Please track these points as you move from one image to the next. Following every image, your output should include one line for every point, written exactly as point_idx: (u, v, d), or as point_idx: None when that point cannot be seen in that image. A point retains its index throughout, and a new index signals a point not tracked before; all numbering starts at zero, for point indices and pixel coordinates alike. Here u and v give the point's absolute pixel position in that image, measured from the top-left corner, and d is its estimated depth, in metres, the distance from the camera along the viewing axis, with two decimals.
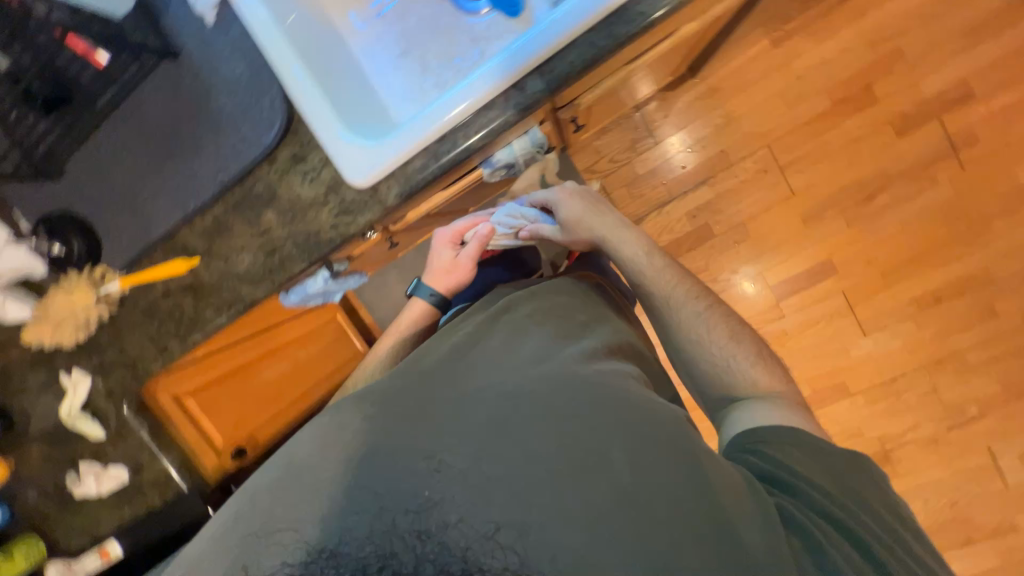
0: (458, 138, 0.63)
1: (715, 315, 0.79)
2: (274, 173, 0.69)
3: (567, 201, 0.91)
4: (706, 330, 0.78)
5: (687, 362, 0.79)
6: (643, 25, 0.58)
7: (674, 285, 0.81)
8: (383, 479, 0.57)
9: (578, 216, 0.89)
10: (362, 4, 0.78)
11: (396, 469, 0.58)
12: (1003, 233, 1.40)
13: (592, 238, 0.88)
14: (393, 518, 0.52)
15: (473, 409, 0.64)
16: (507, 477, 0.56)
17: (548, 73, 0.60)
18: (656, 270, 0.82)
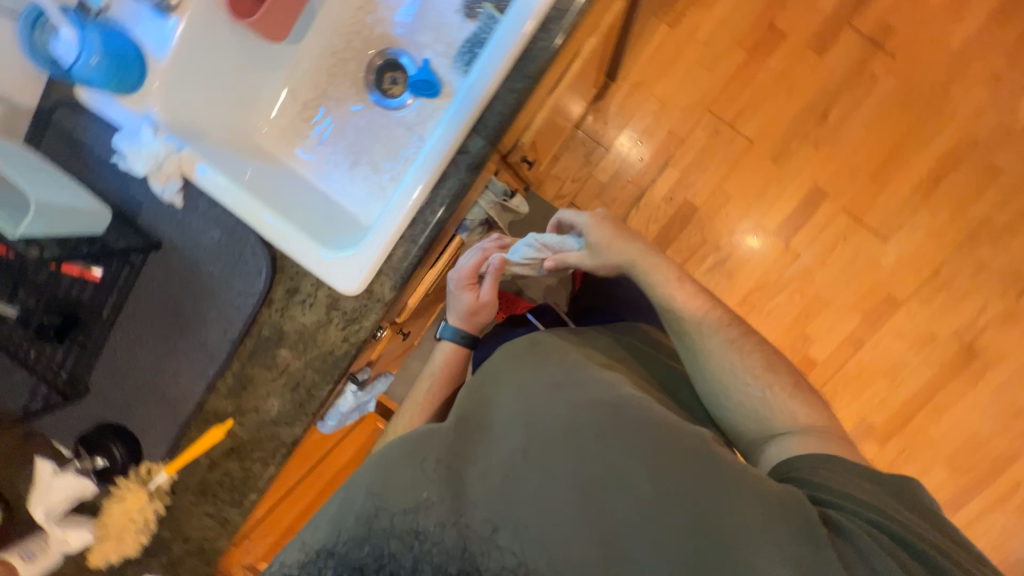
0: (428, 217, 0.67)
1: (749, 345, 0.83)
2: (276, 313, 0.72)
3: (597, 227, 0.89)
4: (738, 356, 0.81)
5: (718, 384, 0.81)
6: (547, 58, 0.62)
7: (707, 313, 0.84)
8: (395, 490, 0.66)
9: (617, 245, 0.87)
10: (304, 138, 0.85)
11: (408, 477, 0.67)
12: (965, 96, 1.40)
13: (622, 266, 0.88)
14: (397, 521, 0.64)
15: (508, 441, 0.69)
16: (521, 499, 0.64)
17: (484, 129, 0.63)
18: (683, 300, 0.85)
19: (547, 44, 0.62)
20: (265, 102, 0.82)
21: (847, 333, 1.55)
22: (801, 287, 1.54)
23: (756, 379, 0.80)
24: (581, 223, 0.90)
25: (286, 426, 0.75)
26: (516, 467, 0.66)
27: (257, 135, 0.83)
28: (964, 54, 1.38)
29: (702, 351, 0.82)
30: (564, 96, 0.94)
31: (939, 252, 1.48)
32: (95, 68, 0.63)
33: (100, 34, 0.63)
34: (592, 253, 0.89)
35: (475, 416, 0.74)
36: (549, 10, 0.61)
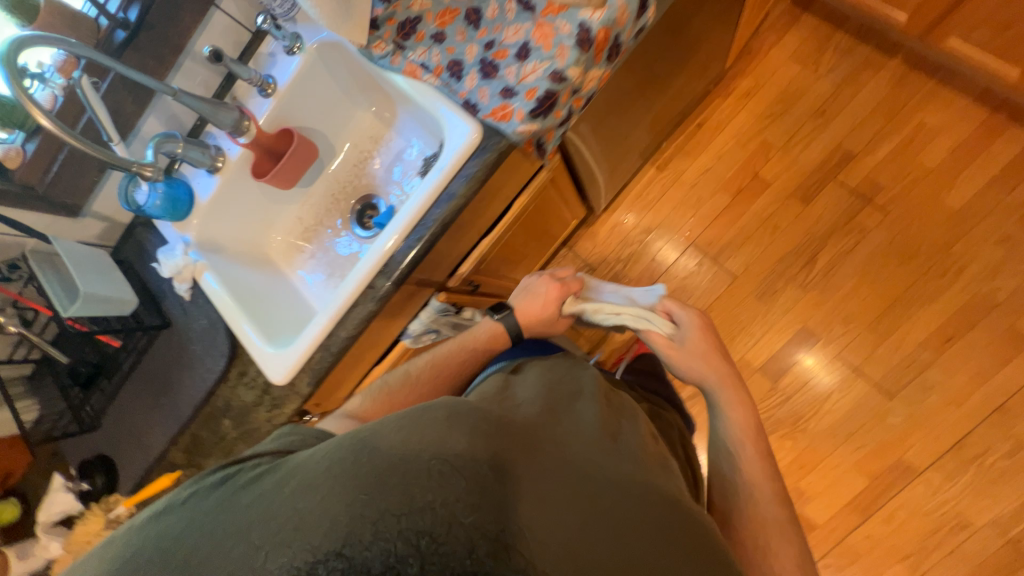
0: (339, 332, 0.84)
1: (792, 534, 0.73)
2: (229, 388, 0.92)
3: (696, 329, 0.89)
4: (780, 543, 0.72)
5: (741, 538, 0.73)
6: (436, 225, 0.79)
7: (765, 481, 0.77)
8: (410, 487, 0.50)
9: (707, 359, 0.87)
10: (302, 254, 1.12)
11: (449, 471, 0.52)
12: (971, 255, 1.32)
13: (700, 378, 0.87)
14: (407, 527, 0.48)
15: (580, 481, 0.55)
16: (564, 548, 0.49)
17: (387, 272, 0.81)
18: (745, 447, 0.80)
19: (436, 217, 0.78)
20: (278, 226, 1.11)
21: (854, 497, 1.35)
22: (792, 433, 1.42)
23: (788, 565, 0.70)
24: (681, 316, 0.91)
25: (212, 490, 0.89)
26: (562, 511, 0.52)
27: (269, 248, 1.11)
28: (967, 215, 1.33)
29: (743, 509, 0.75)
30: (509, 235, 1.10)
31: (961, 420, 1.30)
32: (158, 208, 0.91)
33: (165, 187, 0.92)
34: (677, 347, 0.89)
35: (518, 427, 0.59)
36: (440, 192, 0.78)
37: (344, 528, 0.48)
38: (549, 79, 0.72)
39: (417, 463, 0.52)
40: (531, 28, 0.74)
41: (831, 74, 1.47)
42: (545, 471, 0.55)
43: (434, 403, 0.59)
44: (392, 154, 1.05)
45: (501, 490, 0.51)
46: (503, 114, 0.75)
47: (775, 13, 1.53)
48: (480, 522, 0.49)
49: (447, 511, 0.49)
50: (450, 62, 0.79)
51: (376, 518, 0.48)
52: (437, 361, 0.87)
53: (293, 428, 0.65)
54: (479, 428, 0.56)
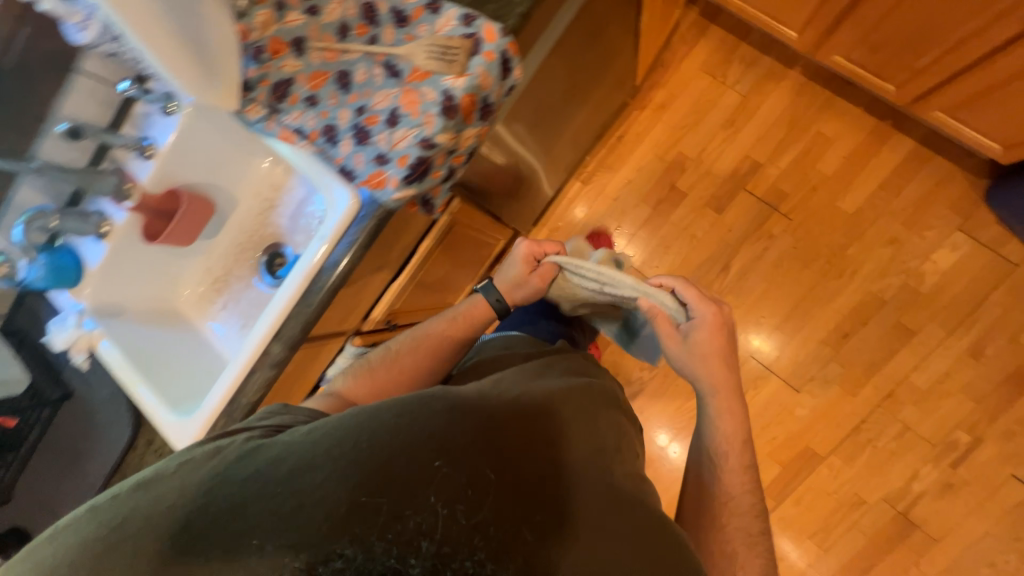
0: (240, 398, 0.84)
1: (757, 537, 0.79)
2: (138, 457, 0.91)
3: (703, 324, 0.84)
4: (744, 552, 0.77)
5: (705, 532, 0.80)
6: (325, 292, 0.80)
7: (741, 485, 0.82)
8: (409, 489, 0.57)
9: (708, 366, 0.84)
10: (212, 305, 1.10)
11: (450, 472, 0.59)
12: (863, 257, 1.43)
13: (695, 381, 0.86)
14: (407, 527, 0.56)
15: (567, 468, 0.64)
16: (541, 530, 0.59)
17: (281, 337, 0.82)
18: (728, 456, 0.84)
19: (324, 283, 0.80)
20: (185, 279, 1.09)
21: (769, 484, 1.47)
22: None
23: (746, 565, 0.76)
24: (697, 312, 0.84)
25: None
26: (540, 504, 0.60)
27: (179, 301, 1.09)
28: (859, 219, 1.44)
29: (717, 510, 0.81)
30: (421, 273, 1.12)
31: (857, 409, 1.42)
32: (41, 279, 0.89)
33: (46, 258, 0.89)
34: (681, 345, 0.85)
35: (512, 422, 0.65)
36: (325, 260, 0.79)
37: (350, 526, 0.55)
38: (419, 146, 0.74)
39: (419, 464, 0.58)
40: (399, 94, 0.74)
41: (737, 85, 1.53)
42: (530, 466, 0.62)
43: (435, 397, 0.64)
44: (295, 201, 1.04)
45: (491, 488, 0.59)
46: (378, 181, 0.75)
47: (685, 25, 1.56)
48: (468, 520, 0.57)
49: (444, 509, 0.57)
50: (325, 127, 0.78)
51: (380, 517, 0.56)
52: (424, 337, 0.92)
53: (284, 408, 0.70)
54: (475, 427, 0.62)
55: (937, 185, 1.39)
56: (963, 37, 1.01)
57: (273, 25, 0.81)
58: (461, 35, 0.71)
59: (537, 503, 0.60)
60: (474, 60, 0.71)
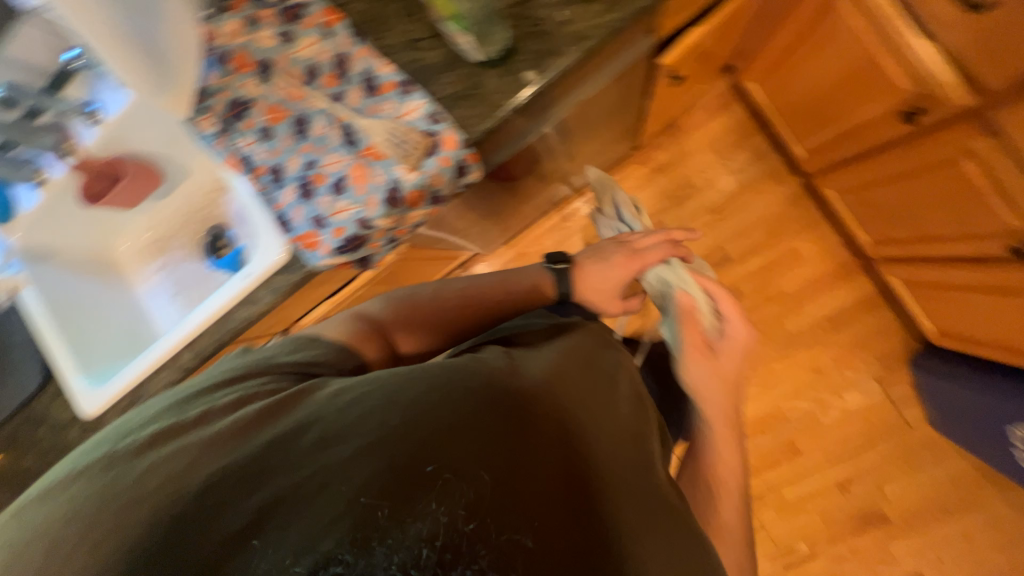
0: (148, 389, 0.91)
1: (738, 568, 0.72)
2: (44, 403, 0.95)
3: (732, 333, 0.82)
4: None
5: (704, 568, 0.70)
6: (240, 323, 0.83)
7: (735, 513, 0.74)
8: (420, 491, 0.45)
9: (727, 388, 0.79)
10: (150, 264, 1.10)
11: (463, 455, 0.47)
12: (784, 373, 1.51)
13: (697, 396, 0.79)
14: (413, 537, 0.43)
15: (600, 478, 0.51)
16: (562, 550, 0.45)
17: (194, 347, 0.87)
18: (728, 486, 0.75)
19: (241, 315, 0.83)
20: (127, 233, 1.09)
21: None
22: None
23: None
24: (732, 328, 0.82)
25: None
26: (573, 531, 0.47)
27: (117, 252, 1.09)
28: (795, 339, 1.50)
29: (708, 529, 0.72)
30: (363, 293, 1.13)
31: None
32: None
33: None
34: (707, 354, 0.80)
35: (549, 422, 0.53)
36: (246, 294, 0.81)
37: (344, 522, 0.44)
38: (356, 224, 0.73)
39: (427, 458, 0.47)
40: (349, 164, 0.73)
41: (738, 174, 1.51)
42: (558, 479, 0.49)
43: (449, 375, 0.54)
44: None
45: (503, 500, 0.46)
46: (311, 242, 0.76)
47: (710, 96, 1.51)
48: (487, 535, 0.44)
49: (451, 520, 0.44)
50: (273, 168, 0.77)
51: (377, 520, 0.44)
52: (479, 290, 0.82)
53: (309, 343, 0.63)
54: (488, 417, 0.51)
55: (874, 333, 1.46)
56: (927, 234, 1.02)
57: (242, 37, 0.76)
58: (423, 131, 0.69)
59: (564, 526, 0.46)
60: (429, 160, 0.69)
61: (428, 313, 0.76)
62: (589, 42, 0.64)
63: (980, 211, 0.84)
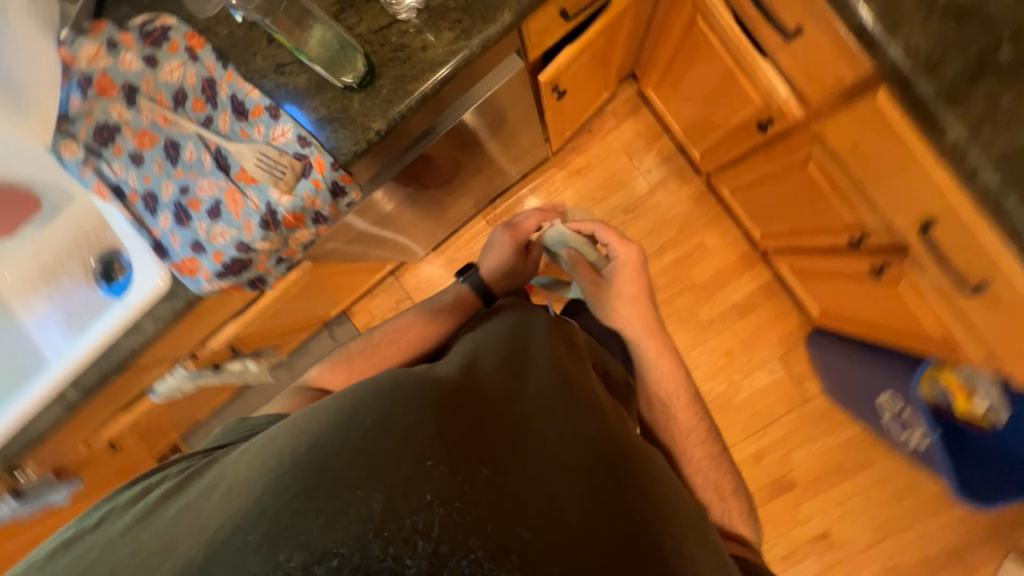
0: (29, 428, 0.87)
1: (718, 461, 0.80)
2: None
3: (620, 256, 0.87)
4: (710, 470, 0.79)
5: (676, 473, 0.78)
6: (126, 355, 0.82)
7: (694, 417, 0.82)
8: (412, 485, 0.42)
9: (625, 305, 0.85)
10: (35, 293, 1.04)
11: (427, 442, 0.46)
12: (701, 359, 1.62)
13: (622, 325, 0.85)
14: (411, 526, 0.39)
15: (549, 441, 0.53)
16: (552, 518, 0.44)
17: (77, 383, 0.84)
18: (672, 392, 0.83)
19: (127, 347, 0.81)
20: (9, 263, 1.04)
21: None
22: None
23: (720, 486, 0.77)
24: (616, 250, 0.87)
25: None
26: (572, 507, 0.46)
27: (1, 284, 1.04)
28: (708, 326, 1.61)
29: (677, 439, 0.81)
30: (275, 309, 1.12)
31: None
32: None
33: None
34: (605, 288, 0.86)
35: (495, 410, 0.54)
36: (128, 325, 0.80)
37: (334, 531, 0.39)
38: (235, 247, 0.74)
39: (411, 455, 0.44)
40: (223, 188, 0.73)
41: (649, 174, 1.60)
42: (524, 454, 0.50)
43: (404, 384, 0.53)
44: None
45: (496, 483, 0.45)
46: (191, 268, 0.75)
47: (619, 101, 1.58)
48: (492, 511, 0.42)
49: (446, 509, 0.41)
50: (146, 194, 0.75)
51: (373, 515, 0.40)
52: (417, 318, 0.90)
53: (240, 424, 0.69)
54: (439, 410, 0.50)
55: (776, 315, 1.59)
56: (797, 227, 1.12)
57: (104, 62, 0.74)
58: (294, 154, 0.70)
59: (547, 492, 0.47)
60: (302, 182, 0.71)
61: (364, 362, 0.84)
62: (447, 68, 0.67)
63: (825, 208, 0.94)
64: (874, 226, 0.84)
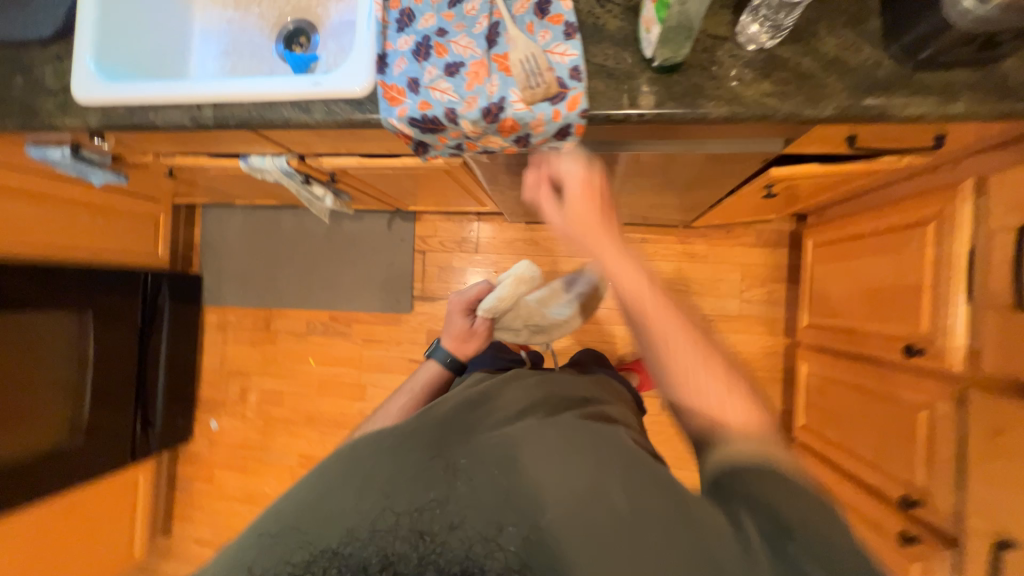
0: (147, 113, 0.84)
1: (714, 376, 0.54)
2: (41, 57, 0.89)
3: (570, 164, 0.72)
4: (702, 379, 0.54)
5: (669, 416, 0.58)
6: (278, 121, 0.79)
7: (673, 323, 0.57)
8: (409, 489, 0.53)
9: (580, 204, 0.68)
10: (218, 8, 1.04)
11: (413, 457, 0.57)
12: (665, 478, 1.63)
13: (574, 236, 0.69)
14: (412, 525, 0.51)
15: (525, 439, 0.60)
16: (530, 511, 0.52)
17: (218, 110, 0.81)
18: (624, 269, 0.61)
19: (284, 115, 0.79)
20: None
21: None
22: None
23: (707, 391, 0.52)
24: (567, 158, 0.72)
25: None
26: (564, 511, 0.51)
27: None
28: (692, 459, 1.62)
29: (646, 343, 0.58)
30: (393, 171, 1.11)
31: None
32: None
33: None
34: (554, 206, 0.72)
35: (470, 424, 0.63)
36: (303, 100, 0.78)
37: (344, 523, 0.50)
38: (444, 110, 0.72)
39: (403, 466, 0.55)
40: (475, 57, 0.71)
41: (745, 304, 1.59)
42: (495, 455, 0.58)
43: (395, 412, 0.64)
44: (348, 14, 0.99)
45: (474, 485, 0.55)
46: (391, 96, 0.74)
47: (770, 227, 1.57)
48: (484, 521, 0.52)
49: (438, 512, 0.52)
50: (407, 10, 0.74)
51: (373, 524, 0.50)
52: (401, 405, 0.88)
53: None
54: (421, 432, 0.60)
55: None
56: (850, 446, 1.11)
57: None
58: (558, 78, 0.68)
59: (514, 493, 0.54)
60: (545, 103, 0.69)
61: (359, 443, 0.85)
62: (745, 113, 0.64)
63: (901, 455, 0.94)
64: (936, 502, 0.84)
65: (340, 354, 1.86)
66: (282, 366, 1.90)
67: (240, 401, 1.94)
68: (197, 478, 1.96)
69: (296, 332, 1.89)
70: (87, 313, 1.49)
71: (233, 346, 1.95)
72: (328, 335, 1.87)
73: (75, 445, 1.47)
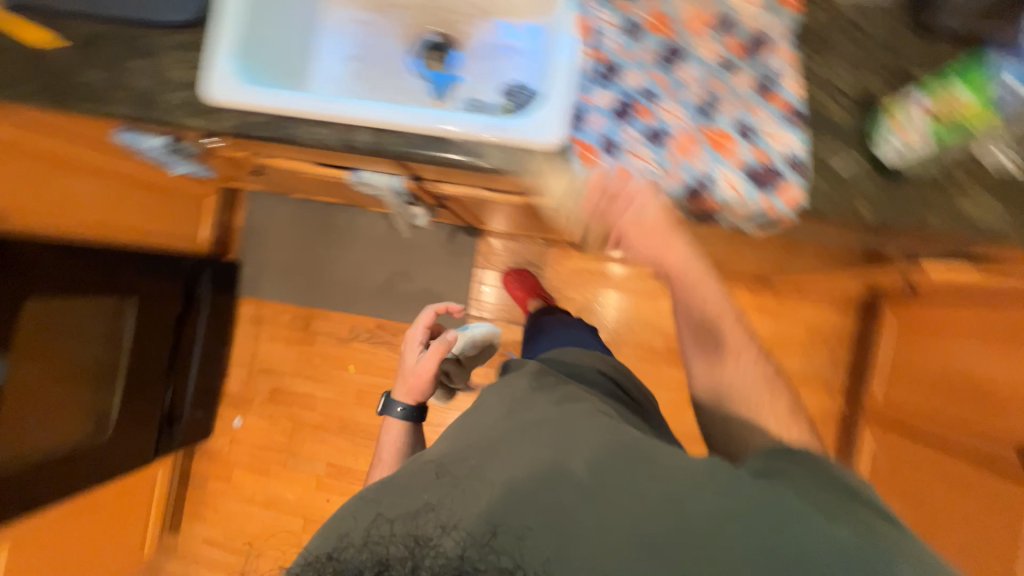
0: (293, 126, 0.75)
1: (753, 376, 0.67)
2: (167, 43, 0.79)
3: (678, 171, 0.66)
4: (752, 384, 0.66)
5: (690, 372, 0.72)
6: (442, 158, 0.72)
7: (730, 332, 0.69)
8: (404, 497, 0.53)
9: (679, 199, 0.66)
10: (350, 8, 0.95)
11: (415, 474, 0.56)
12: None
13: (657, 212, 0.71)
14: (404, 532, 0.49)
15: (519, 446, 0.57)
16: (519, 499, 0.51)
17: (376, 137, 0.74)
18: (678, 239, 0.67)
19: (451, 153, 0.72)
20: None
21: None
22: None
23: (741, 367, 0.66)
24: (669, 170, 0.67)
25: (15, 88, 0.77)
26: (529, 497, 0.51)
27: None
28: None
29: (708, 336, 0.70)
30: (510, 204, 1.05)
31: None
32: None
33: None
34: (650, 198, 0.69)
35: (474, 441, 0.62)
36: (477, 141, 0.71)
37: (345, 532, 0.51)
38: (643, 178, 0.67)
39: (404, 479, 0.55)
40: (683, 128, 0.67)
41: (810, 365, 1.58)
42: (490, 458, 0.57)
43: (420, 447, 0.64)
44: (495, 39, 0.93)
45: (466, 485, 0.53)
46: (584, 155, 0.68)
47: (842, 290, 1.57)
48: (477, 520, 0.49)
49: (434, 513, 0.51)
50: (611, 66, 0.70)
51: (374, 535, 0.49)
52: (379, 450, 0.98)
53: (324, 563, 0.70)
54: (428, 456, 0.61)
55: None
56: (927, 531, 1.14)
57: None
58: (774, 166, 0.65)
59: (507, 485, 0.52)
60: (760, 191, 0.65)
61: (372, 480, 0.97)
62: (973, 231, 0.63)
63: None
64: None
65: (385, 365, 1.78)
66: (320, 370, 1.81)
67: (270, 401, 1.84)
68: (213, 477, 1.86)
69: (339, 336, 1.81)
70: (130, 298, 1.37)
71: (268, 343, 1.84)
72: (372, 343, 1.79)
73: (105, 444, 1.37)
